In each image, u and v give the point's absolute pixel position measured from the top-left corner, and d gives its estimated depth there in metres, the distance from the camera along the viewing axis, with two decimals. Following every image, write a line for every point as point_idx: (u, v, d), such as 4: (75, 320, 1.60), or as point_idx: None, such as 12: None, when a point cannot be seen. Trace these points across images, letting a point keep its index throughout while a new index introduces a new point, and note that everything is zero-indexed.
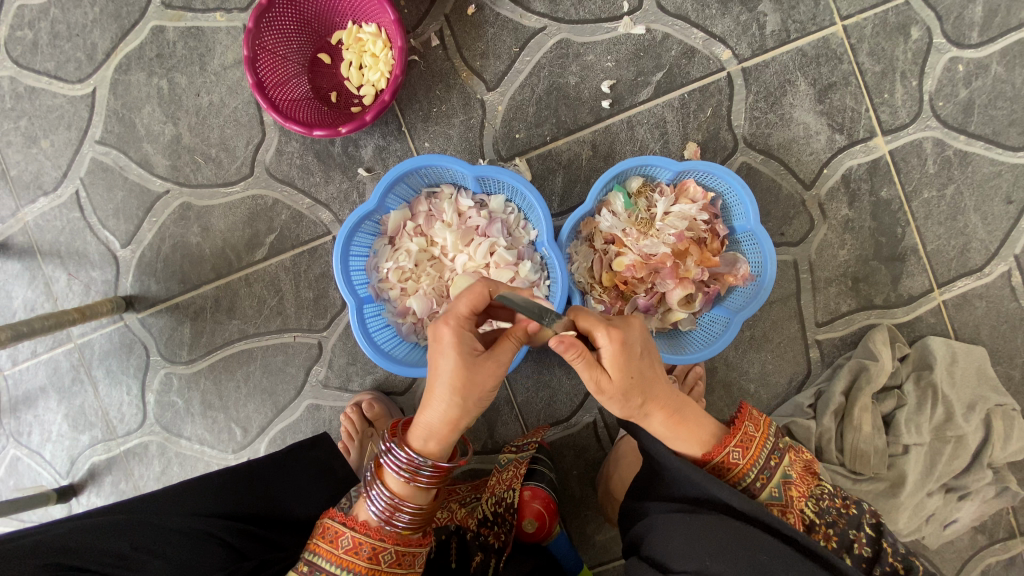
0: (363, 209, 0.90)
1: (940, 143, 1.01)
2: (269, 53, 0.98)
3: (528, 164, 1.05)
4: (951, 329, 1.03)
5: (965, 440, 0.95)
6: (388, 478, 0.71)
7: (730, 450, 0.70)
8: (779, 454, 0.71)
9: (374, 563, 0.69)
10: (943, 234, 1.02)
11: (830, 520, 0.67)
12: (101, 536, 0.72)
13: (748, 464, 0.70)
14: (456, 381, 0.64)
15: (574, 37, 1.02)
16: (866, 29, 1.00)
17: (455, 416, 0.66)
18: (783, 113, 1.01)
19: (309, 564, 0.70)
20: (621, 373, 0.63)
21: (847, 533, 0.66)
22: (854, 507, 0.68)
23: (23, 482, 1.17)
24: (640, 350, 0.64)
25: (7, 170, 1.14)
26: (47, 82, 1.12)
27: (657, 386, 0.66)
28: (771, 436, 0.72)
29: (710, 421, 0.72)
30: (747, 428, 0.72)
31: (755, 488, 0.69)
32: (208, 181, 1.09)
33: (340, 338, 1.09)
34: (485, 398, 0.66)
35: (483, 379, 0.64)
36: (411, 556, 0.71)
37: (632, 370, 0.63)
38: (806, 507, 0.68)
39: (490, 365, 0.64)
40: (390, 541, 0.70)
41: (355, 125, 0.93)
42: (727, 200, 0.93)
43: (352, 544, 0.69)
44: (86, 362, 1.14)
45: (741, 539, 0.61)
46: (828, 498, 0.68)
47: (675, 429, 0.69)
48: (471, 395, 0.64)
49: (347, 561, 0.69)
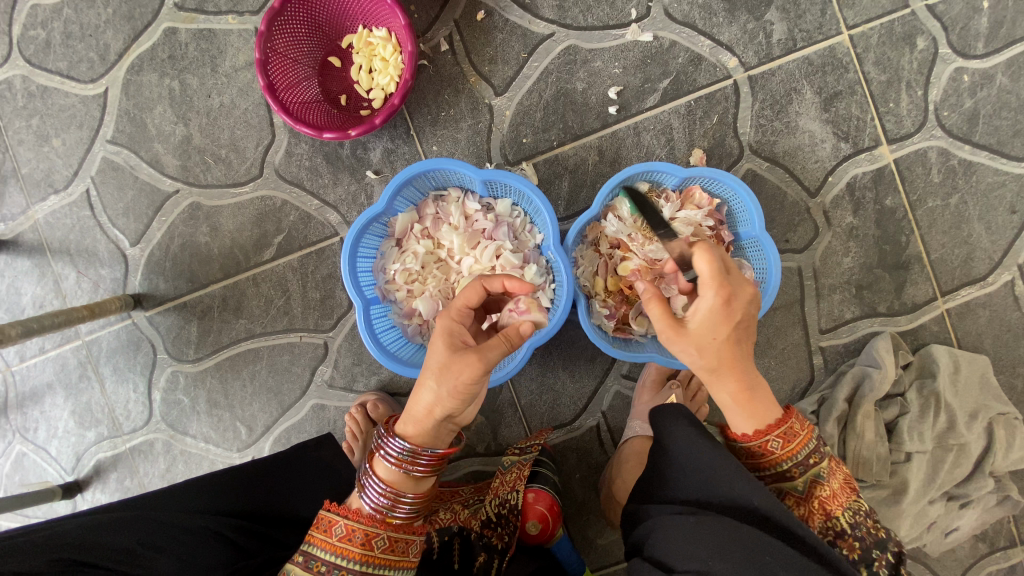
0: (371, 212, 0.91)
1: (945, 152, 1.02)
2: (281, 55, 1.00)
3: (534, 168, 1.05)
4: (954, 337, 1.03)
5: (966, 449, 0.95)
6: (381, 468, 0.71)
7: (771, 438, 0.70)
8: (818, 456, 0.70)
9: (367, 549, 0.66)
10: (947, 243, 1.02)
11: (859, 534, 0.66)
12: (112, 531, 0.72)
13: (784, 455, 0.70)
14: (438, 364, 0.67)
15: (582, 43, 1.03)
16: (872, 39, 1.01)
17: (436, 404, 0.68)
18: (789, 121, 1.02)
19: (302, 555, 0.66)
20: (705, 329, 0.65)
21: (871, 552, 0.65)
22: (883, 531, 0.67)
23: (28, 478, 1.18)
24: (738, 312, 0.65)
25: (19, 168, 1.15)
26: (59, 81, 1.13)
27: (738, 352, 0.67)
28: (812, 439, 0.70)
29: (773, 406, 0.71)
30: (794, 423, 0.70)
31: (786, 476, 0.70)
32: (217, 181, 1.10)
33: (346, 339, 1.09)
34: (465, 391, 0.66)
35: (464, 369, 0.65)
36: (404, 543, 0.69)
37: (720, 335, 0.65)
38: (839, 516, 0.67)
39: (471, 356, 0.65)
40: (382, 527, 0.68)
41: (364, 128, 0.94)
42: (732, 206, 0.94)
43: (345, 531, 0.67)
44: (94, 359, 1.15)
45: (745, 539, 0.59)
46: (862, 515, 0.67)
47: (739, 400, 0.70)
48: (451, 383, 0.66)
49: (341, 548, 0.66)
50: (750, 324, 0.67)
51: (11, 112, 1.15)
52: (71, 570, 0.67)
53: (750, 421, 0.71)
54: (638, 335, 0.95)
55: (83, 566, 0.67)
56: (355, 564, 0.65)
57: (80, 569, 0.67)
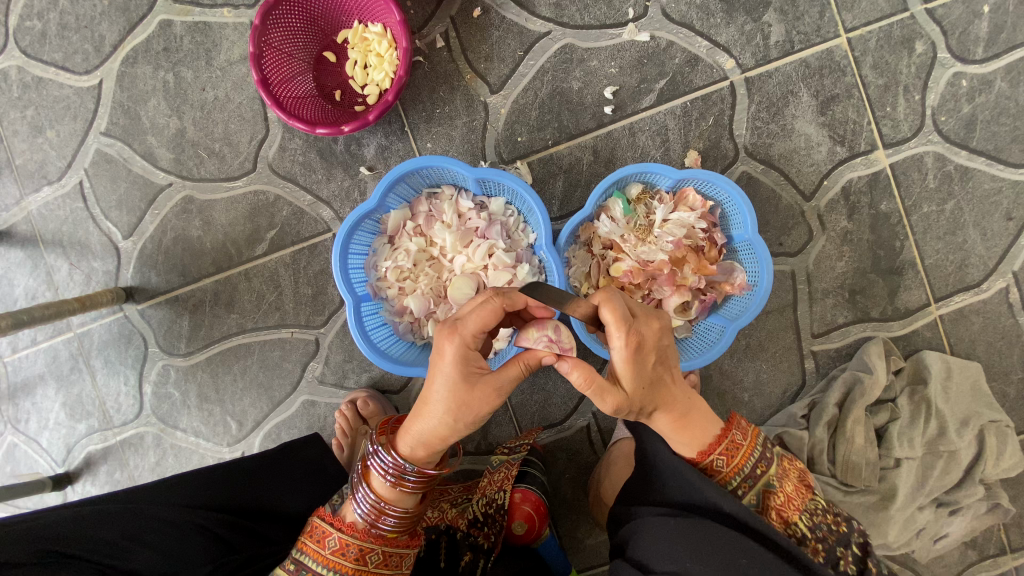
0: (363, 208, 0.91)
1: (942, 157, 1.01)
2: (275, 49, 0.99)
3: (529, 167, 1.05)
4: (947, 344, 1.03)
5: (956, 455, 0.95)
6: (373, 482, 0.72)
7: (715, 457, 0.70)
8: (767, 463, 0.71)
9: (359, 564, 0.69)
10: (942, 249, 1.02)
11: (820, 536, 0.67)
12: (98, 525, 0.73)
13: (732, 472, 0.70)
14: (452, 402, 0.64)
15: (578, 42, 1.03)
16: (870, 42, 1.01)
17: (446, 433, 0.66)
18: (785, 124, 1.02)
19: (294, 563, 0.71)
20: (634, 380, 0.63)
21: (834, 549, 0.67)
22: (844, 526, 0.69)
23: (19, 469, 1.18)
24: (652, 352, 0.64)
25: (13, 158, 1.15)
26: (54, 72, 1.13)
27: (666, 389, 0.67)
28: (758, 445, 0.72)
29: (711, 421, 0.72)
30: (735, 436, 0.72)
31: (739, 494, 0.70)
32: (210, 175, 1.10)
33: (337, 335, 1.09)
34: (479, 420, 0.66)
35: (482, 402, 0.64)
36: (397, 557, 0.72)
37: (642, 378, 0.64)
38: (798, 521, 0.68)
39: (489, 393, 0.63)
40: (377, 543, 0.70)
41: (357, 124, 0.94)
42: (726, 209, 0.93)
43: (338, 545, 0.70)
44: (86, 352, 1.15)
45: (723, 541, 0.62)
46: (820, 514, 0.69)
47: (676, 430, 0.70)
48: (466, 416, 0.64)
49: (333, 562, 0.69)
50: (666, 354, 0.66)
51: (6, 102, 1.15)
52: (57, 562, 0.69)
53: (692, 445, 0.70)
54: None
55: (68, 559, 0.69)
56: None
57: (65, 561, 0.69)
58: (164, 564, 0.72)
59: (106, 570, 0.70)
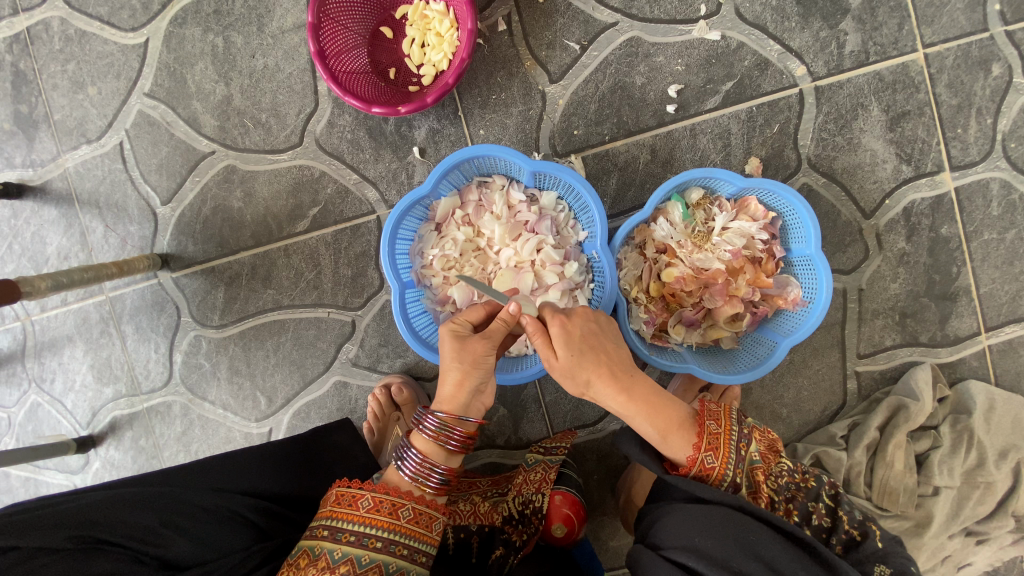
0: (416, 194, 0.87)
1: (1006, 185, 0.98)
2: (333, 21, 0.95)
3: (583, 162, 1.02)
4: (992, 375, 1.01)
5: (993, 487, 0.94)
6: (416, 440, 0.74)
7: (703, 455, 0.69)
8: (746, 441, 0.72)
9: (394, 518, 0.67)
10: (998, 277, 0.99)
11: (790, 496, 0.70)
12: (134, 510, 0.67)
13: (722, 467, 0.70)
14: (451, 350, 0.73)
15: (645, 36, 0.99)
16: (947, 60, 0.97)
17: (465, 378, 0.73)
18: (851, 138, 0.99)
19: (329, 529, 0.66)
20: (572, 346, 0.71)
21: (806, 505, 0.70)
22: (813, 481, 0.72)
23: (42, 429, 1.17)
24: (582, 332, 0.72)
25: (51, 113, 1.12)
26: (99, 27, 1.09)
27: (613, 368, 0.72)
28: (733, 426, 0.72)
29: (677, 407, 0.73)
30: (710, 427, 0.71)
31: (735, 484, 0.70)
32: (255, 146, 1.08)
33: (374, 319, 1.08)
34: (478, 364, 0.73)
35: (471, 347, 0.73)
36: (428, 518, 0.69)
37: (574, 343, 0.71)
38: (765, 483, 0.70)
39: (478, 340, 0.73)
40: (409, 498, 0.69)
41: (415, 106, 0.90)
42: (788, 222, 0.90)
43: (373, 503, 0.67)
44: (117, 316, 1.14)
45: (730, 525, 0.62)
46: (787, 475, 0.72)
47: (634, 410, 0.71)
48: (464, 358, 0.73)
49: (369, 519, 0.66)
50: (608, 335, 0.75)
51: (46, 55, 1.11)
52: (92, 549, 0.62)
53: (653, 424, 0.71)
54: (674, 344, 0.93)
55: (104, 545, 0.63)
56: (384, 533, 0.66)
57: (102, 548, 0.62)
58: (200, 552, 0.66)
59: (141, 558, 0.64)
